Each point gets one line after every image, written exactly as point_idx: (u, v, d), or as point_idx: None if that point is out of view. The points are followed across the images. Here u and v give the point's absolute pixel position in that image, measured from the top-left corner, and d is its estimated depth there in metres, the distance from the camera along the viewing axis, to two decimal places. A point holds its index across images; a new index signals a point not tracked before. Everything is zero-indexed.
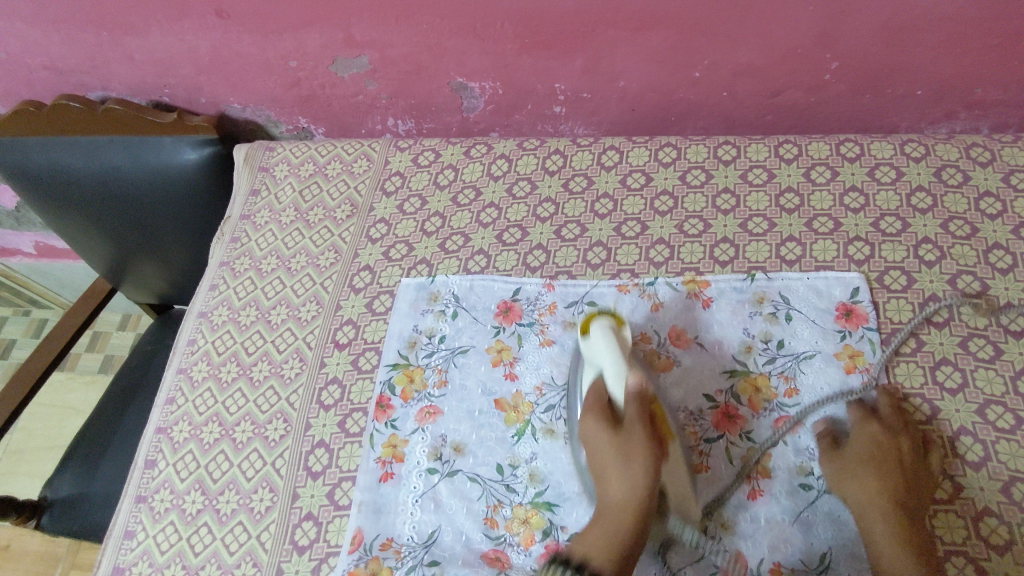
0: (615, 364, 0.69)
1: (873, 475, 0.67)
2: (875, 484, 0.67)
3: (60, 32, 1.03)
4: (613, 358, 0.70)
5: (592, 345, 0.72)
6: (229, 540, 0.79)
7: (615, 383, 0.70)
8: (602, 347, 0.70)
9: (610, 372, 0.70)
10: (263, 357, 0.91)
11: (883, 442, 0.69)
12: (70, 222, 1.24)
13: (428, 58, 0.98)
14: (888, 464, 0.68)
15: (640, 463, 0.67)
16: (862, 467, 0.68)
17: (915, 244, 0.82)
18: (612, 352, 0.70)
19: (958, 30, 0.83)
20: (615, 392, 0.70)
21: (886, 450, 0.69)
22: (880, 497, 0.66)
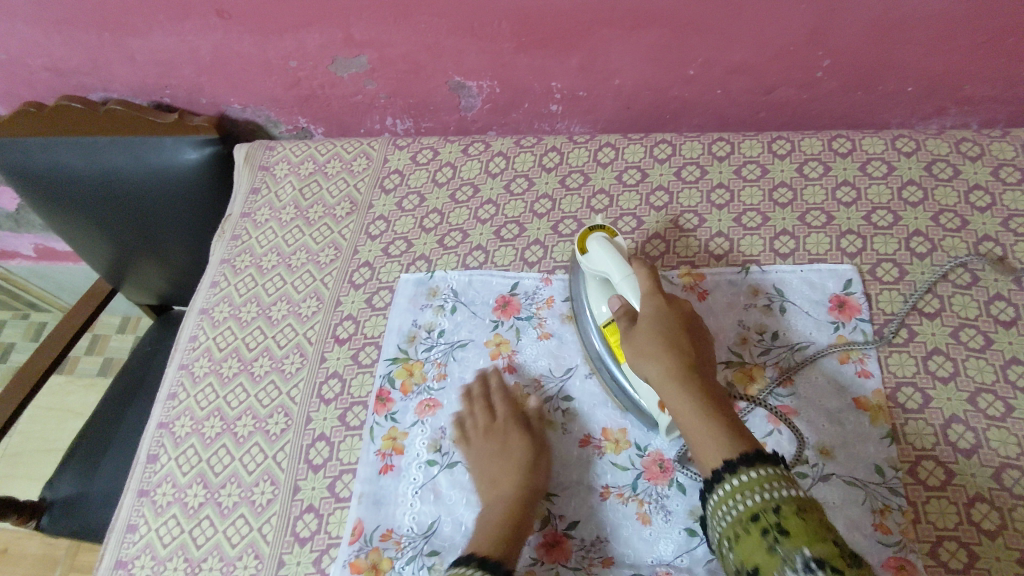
0: (621, 268, 0.73)
1: (666, 343, 0.66)
2: (674, 352, 0.66)
3: (62, 33, 1.04)
4: (618, 263, 0.74)
5: (595, 255, 0.76)
6: (230, 533, 0.79)
7: (625, 284, 0.73)
8: (605, 255, 0.75)
9: (618, 276, 0.73)
10: (264, 352, 0.92)
11: (657, 320, 0.69)
12: (70, 222, 1.25)
13: (427, 57, 0.99)
14: (683, 340, 0.67)
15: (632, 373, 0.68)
16: (658, 337, 0.67)
17: (906, 236, 0.84)
18: (615, 258, 0.74)
19: (947, 27, 0.85)
20: (626, 292, 0.73)
21: (665, 327, 0.68)
22: (677, 363, 0.65)
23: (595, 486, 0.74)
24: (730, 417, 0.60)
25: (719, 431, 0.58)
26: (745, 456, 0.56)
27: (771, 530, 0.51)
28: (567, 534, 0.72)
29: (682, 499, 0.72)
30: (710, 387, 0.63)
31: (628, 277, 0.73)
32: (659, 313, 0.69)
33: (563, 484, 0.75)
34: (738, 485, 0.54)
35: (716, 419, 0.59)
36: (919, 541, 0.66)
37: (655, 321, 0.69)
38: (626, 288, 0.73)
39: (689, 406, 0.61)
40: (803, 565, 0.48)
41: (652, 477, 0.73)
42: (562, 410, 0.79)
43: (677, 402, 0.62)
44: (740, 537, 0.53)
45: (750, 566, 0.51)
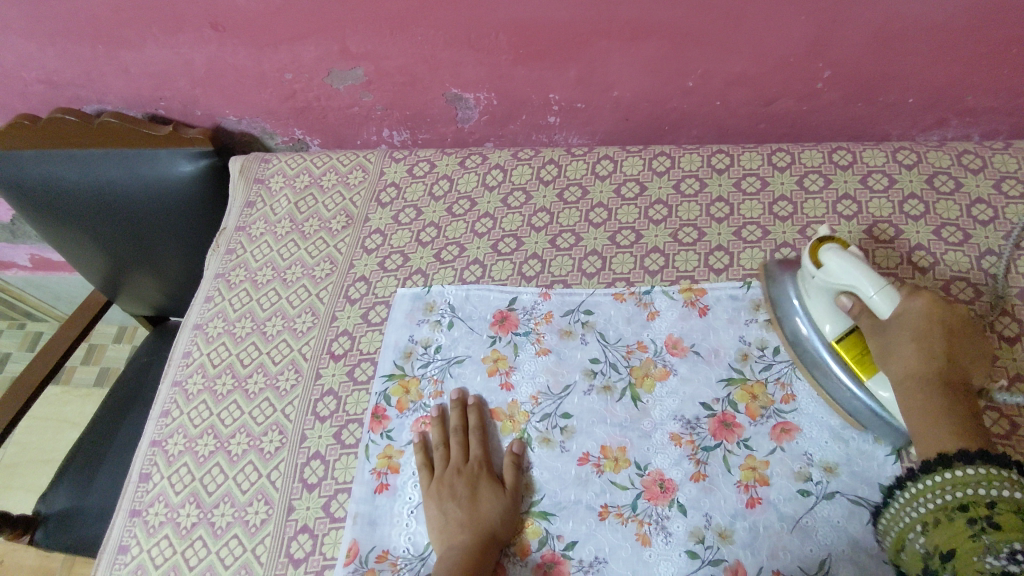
0: (874, 281, 0.66)
1: (921, 349, 0.64)
2: (925, 354, 0.64)
3: (56, 46, 1.03)
4: (869, 275, 0.67)
5: (834, 267, 0.69)
6: (223, 553, 0.78)
7: (876, 301, 0.66)
8: (847, 262, 0.68)
9: (867, 291, 0.67)
10: (258, 368, 0.91)
11: (920, 322, 0.65)
12: (65, 235, 1.24)
13: (424, 69, 0.98)
14: (942, 334, 0.65)
15: (896, 361, 0.66)
16: (909, 339, 0.65)
17: (908, 250, 0.83)
18: (864, 269, 0.67)
19: (947, 39, 0.84)
20: (880, 309, 0.66)
21: (922, 330, 0.65)
22: (929, 366, 0.64)
23: (593, 505, 0.73)
24: (970, 433, 0.60)
25: (948, 434, 0.61)
26: (967, 457, 0.58)
27: (980, 521, 0.55)
28: (565, 554, 0.71)
29: (682, 520, 0.70)
30: (959, 401, 0.62)
31: (885, 287, 0.66)
32: (926, 307, 0.65)
33: (561, 503, 0.74)
34: (953, 479, 0.58)
35: (952, 425, 0.61)
36: None
37: (916, 325, 0.65)
38: (876, 305, 0.66)
39: (928, 413, 0.62)
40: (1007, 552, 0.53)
41: (652, 498, 0.72)
42: (560, 427, 0.78)
43: (915, 406, 0.64)
44: (940, 523, 0.58)
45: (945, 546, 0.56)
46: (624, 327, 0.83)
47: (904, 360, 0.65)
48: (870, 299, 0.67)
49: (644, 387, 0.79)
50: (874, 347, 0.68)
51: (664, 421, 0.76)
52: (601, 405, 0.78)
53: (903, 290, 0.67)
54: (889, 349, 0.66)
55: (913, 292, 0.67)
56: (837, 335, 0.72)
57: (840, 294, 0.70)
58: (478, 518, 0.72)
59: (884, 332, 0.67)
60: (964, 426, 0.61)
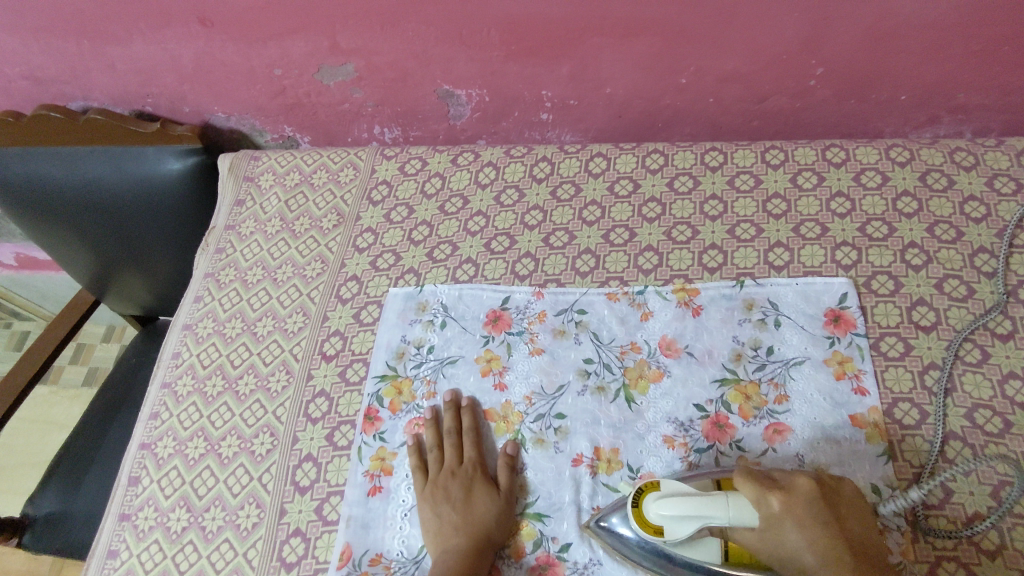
0: (720, 502, 0.62)
1: (818, 551, 0.59)
2: (824, 556, 0.59)
3: (40, 41, 1.01)
4: (712, 502, 0.62)
5: (668, 522, 0.63)
6: (215, 558, 0.77)
7: (735, 519, 0.61)
8: (683, 505, 0.62)
9: (720, 517, 0.61)
10: (249, 369, 0.90)
11: (795, 530, 0.60)
12: (51, 234, 1.22)
13: (414, 65, 0.97)
14: (820, 527, 0.60)
15: (810, 562, 0.59)
16: (801, 550, 0.59)
17: (901, 248, 0.82)
18: (700, 500, 0.62)
19: (940, 36, 0.84)
20: (745, 524, 0.61)
21: (802, 533, 0.59)
22: (831, 563, 0.59)
23: (587, 507, 0.72)
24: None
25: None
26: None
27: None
28: (559, 557, 0.71)
29: None
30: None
31: (733, 502, 0.61)
32: (785, 508, 0.60)
33: (554, 505, 0.73)
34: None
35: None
36: (917, 563, 0.65)
37: (793, 529, 0.60)
38: (738, 523, 0.61)
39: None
40: None
41: None
42: (553, 428, 0.77)
43: None
44: None
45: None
46: (618, 327, 0.82)
47: (812, 574, 0.60)
48: (728, 522, 0.61)
49: (637, 387, 0.78)
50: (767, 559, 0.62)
51: (657, 422, 0.76)
52: (594, 406, 0.78)
53: (750, 499, 0.61)
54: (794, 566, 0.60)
55: (761, 493, 0.61)
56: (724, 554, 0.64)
57: (702, 538, 0.63)
58: (472, 521, 0.72)
59: (769, 547, 0.61)
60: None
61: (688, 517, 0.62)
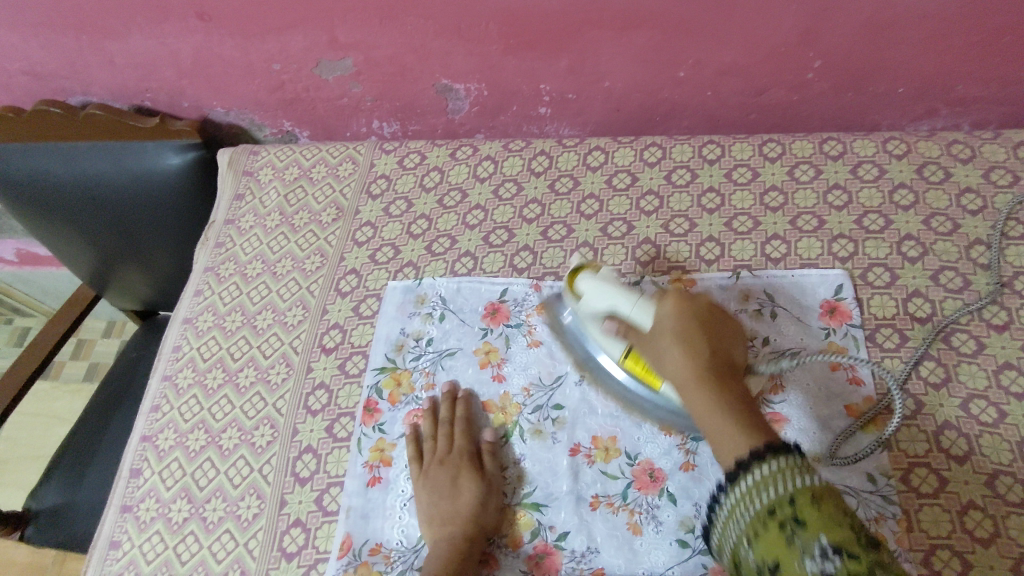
0: (630, 297, 0.71)
1: (686, 350, 0.64)
2: (689, 351, 0.64)
3: (39, 36, 1.02)
4: (625, 293, 0.72)
5: (590, 292, 0.74)
6: (216, 548, 0.78)
7: (635, 314, 0.71)
8: (608, 286, 0.73)
9: (626, 304, 0.71)
10: (249, 362, 0.90)
11: (671, 325, 0.67)
12: (52, 229, 1.23)
13: (413, 60, 0.98)
14: (699, 331, 0.66)
15: (677, 348, 0.65)
16: (671, 336, 0.66)
17: (897, 240, 0.83)
18: (616, 289, 0.73)
19: (936, 29, 0.84)
20: (640, 320, 0.70)
21: (679, 329, 0.66)
22: (693, 359, 0.64)
23: (585, 495, 0.73)
24: (747, 425, 0.58)
25: (739, 436, 0.57)
26: (761, 453, 0.55)
27: (788, 523, 0.50)
28: (557, 545, 0.71)
29: (672, 509, 0.71)
30: (732, 392, 0.61)
31: (640, 302, 0.71)
32: (674, 311, 0.68)
33: (552, 495, 0.74)
34: (759, 480, 0.54)
35: (735, 420, 0.59)
36: (912, 550, 0.66)
37: (671, 326, 0.67)
38: (636, 321, 0.70)
39: (711, 415, 0.60)
40: (822, 550, 0.47)
41: (642, 487, 0.72)
42: (551, 419, 0.78)
43: (698, 406, 0.62)
44: (764, 535, 0.52)
45: (772, 561, 0.50)
46: None
47: (674, 361, 0.65)
48: (630, 314, 0.71)
49: None
50: (650, 363, 0.69)
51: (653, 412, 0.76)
52: (592, 397, 0.78)
53: (652, 296, 0.71)
54: (663, 352, 0.66)
55: (662, 297, 0.70)
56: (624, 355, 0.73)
57: (608, 318, 0.73)
58: (462, 509, 0.72)
59: (650, 342, 0.68)
60: (743, 412, 0.59)
61: (604, 297, 0.73)
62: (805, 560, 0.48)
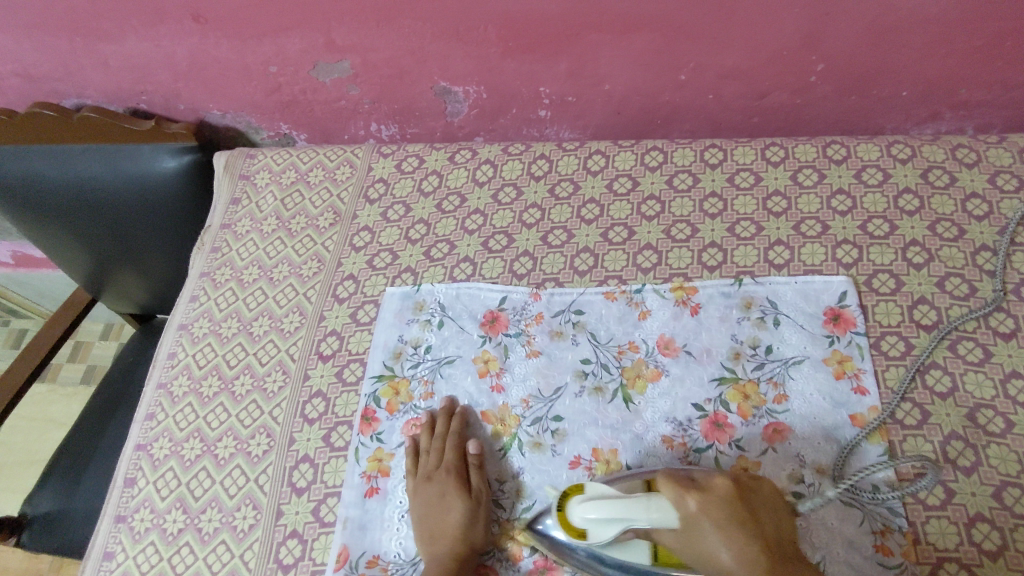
0: (641, 507, 0.61)
1: (735, 551, 0.58)
2: (745, 555, 0.58)
3: (33, 38, 1.00)
4: (633, 507, 0.61)
5: (594, 525, 0.63)
6: (211, 560, 0.77)
7: (656, 523, 0.61)
8: (609, 508, 0.62)
9: (643, 521, 0.61)
10: (245, 370, 0.89)
11: (711, 526, 0.59)
12: (46, 232, 1.21)
13: (411, 62, 0.96)
14: (744, 533, 0.59)
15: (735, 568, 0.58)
16: (718, 545, 0.59)
17: (902, 246, 0.82)
18: (622, 503, 0.62)
19: (942, 32, 0.83)
20: (665, 529, 0.61)
21: (721, 531, 0.59)
22: (755, 572, 0.58)
23: None
24: None
25: None
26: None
27: None
28: (558, 558, 0.70)
29: None
30: None
31: (655, 507, 0.61)
32: (703, 509, 0.60)
33: (553, 506, 0.73)
34: None
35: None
36: (918, 564, 0.65)
37: (711, 527, 0.59)
38: (661, 527, 0.61)
39: None
40: None
41: None
42: (551, 430, 0.76)
43: None
44: None
45: None
46: (616, 327, 0.82)
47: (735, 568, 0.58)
48: (651, 528, 0.61)
49: (636, 386, 0.78)
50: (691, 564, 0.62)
51: (655, 422, 0.75)
52: (593, 406, 0.77)
53: (669, 501, 0.61)
54: (712, 558, 0.59)
55: (682, 500, 0.60)
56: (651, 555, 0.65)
57: (622, 538, 0.63)
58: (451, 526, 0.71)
59: (689, 551, 0.61)
60: None
61: (609, 517, 0.62)
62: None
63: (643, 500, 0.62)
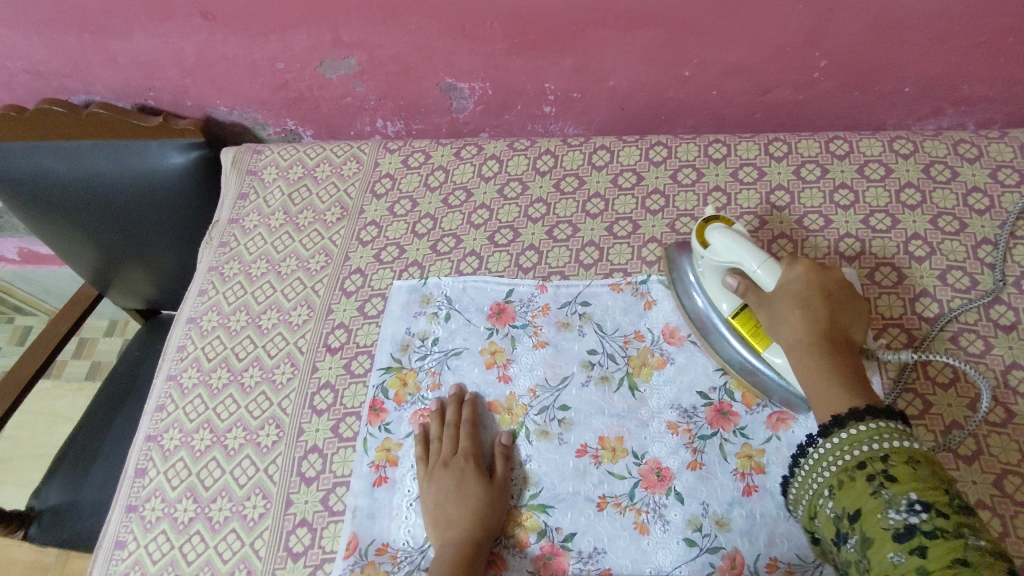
0: (759, 257, 0.69)
1: (806, 313, 0.66)
2: (811, 322, 0.66)
3: (42, 35, 1.01)
4: (756, 253, 0.69)
5: (721, 247, 0.71)
6: (222, 548, 0.78)
7: (760, 275, 0.69)
8: (734, 240, 0.70)
9: (753, 265, 0.69)
10: (254, 362, 0.90)
11: (800, 286, 0.67)
12: (54, 228, 1.23)
13: (417, 59, 0.97)
14: (823, 304, 0.67)
15: (805, 312, 0.66)
16: (797, 302, 0.67)
17: (904, 239, 0.83)
18: (745, 247, 0.70)
19: (944, 28, 0.84)
20: (764, 282, 0.69)
21: (806, 296, 0.67)
22: (814, 329, 0.66)
23: (591, 496, 0.73)
24: (858, 392, 0.62)
25: (842, 399, 0.62)
26: (859, 414, 0.61)
27: (876, 478, 0.56)
28: (563, 546, 0.71)
29: (680, 508, 0.71)
30: (841, 358, 0.65)
31: (768, 263, 0.69)
32: (806, 275, 0.68)
33: (559, 494, 0.74)
34: (850, 437, 0.59)
35: (843, 389, 0.63)
36: None
37: (801, 290, 0.67)
38: (761, 282, 0.69)
39: (815, 377, 0.65)
40: (908, 504, 0.53)
41: (649, 486, 0.72)
42: (558, 419, 0.77)
43: (811, 372, 0.65)
44: (846, 483, 0.58)
45: (852, 510, 0.56)
46: (621, 318, 0.83)
47: (793, 328, 0.67)
48: (756, 275, 0.69)
49: (641, 376, 0.78)
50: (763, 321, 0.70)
51: (660, 411, 0.76)
52: (599, 396, 0.78)
53: (780, 263, 0.69)
54: (789, 308, 0.67)
55: (794, 263, 0.69)
56: (732, 311, 0.74)
57: (727, 275, 0.72)
58: (465, 510, 0.72)
59: (770, 302, 0.69)
60: (855, 384, 0.63)
61: (729, 254, 0.70)
62: (889, 511, 0.53)
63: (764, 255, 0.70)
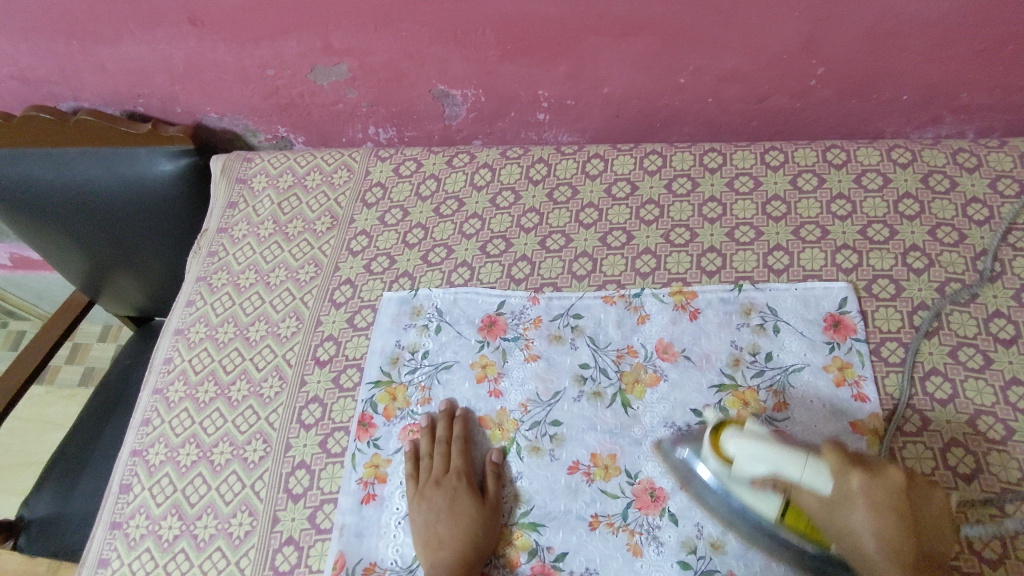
0: (798, 460, 0.62)
1: (885, 547, 0.59)
2: (891, 558, 0.59)
3: (28, 41, 1.00)
4: (791, 455, 0.62)
5: (744, 456, 0.63)
6: (207, 567, 0.76)
7: (808, 479, 0.61)
8: (764, 448, 0.62)
9: (794, 471, 0.62)
10: (241, 375, 0.89)
11: (864, 504, 0.60)
12: (43, 235, 1.21)
13: (409, 65, 0.96)
14: (897, 519, 0.59)
15: (885, 535, 0.59)
16: (865, 523, 0.60)
17: (903, 251, 0.81)
18: (782, 450, 0.62)
19: (943, 36, 0.82)
20: (816, 484, 0.61)
21: (872, 508, 0.60)
22: (893, 551, 0.59)
23: (583, 515, 0.71)
24: None
25: None
26: None
27: None
28: (555, 566, 0.70)
29: (673, 529, 0.69)
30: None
31: (812, 464, 0.61)
32: (864, 486, 0.60)
33: (550, 513, 0.72)
34: None
35: None
36: None
37: (864, 500, 0.60)
38: (811, 485, 0.61)
39: None
40: None
41: (642, 507, 0.71)
42: (549, 435, 0.76)
43: None
44: None
45: None
46: (614, 331, 0.81)
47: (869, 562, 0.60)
48: (801, 479, 0.61)
49: (635, 392, 0.77)
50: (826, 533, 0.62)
51: (653, 428, 0.75)
52: (591, 412, 0.76)
53: (834, 468, 0.61)
54: (862, 535, 0.60)
55: (844, 466, 0.61)
56: (778, 513, 0.63)
57: (762, 483, 0.63)
58: (458, 530, 0.71)
59: (830, 516, 0.61)
60: None
61: (764, 458, 0.62)
62: None
63: (800, 453, 0.62)
